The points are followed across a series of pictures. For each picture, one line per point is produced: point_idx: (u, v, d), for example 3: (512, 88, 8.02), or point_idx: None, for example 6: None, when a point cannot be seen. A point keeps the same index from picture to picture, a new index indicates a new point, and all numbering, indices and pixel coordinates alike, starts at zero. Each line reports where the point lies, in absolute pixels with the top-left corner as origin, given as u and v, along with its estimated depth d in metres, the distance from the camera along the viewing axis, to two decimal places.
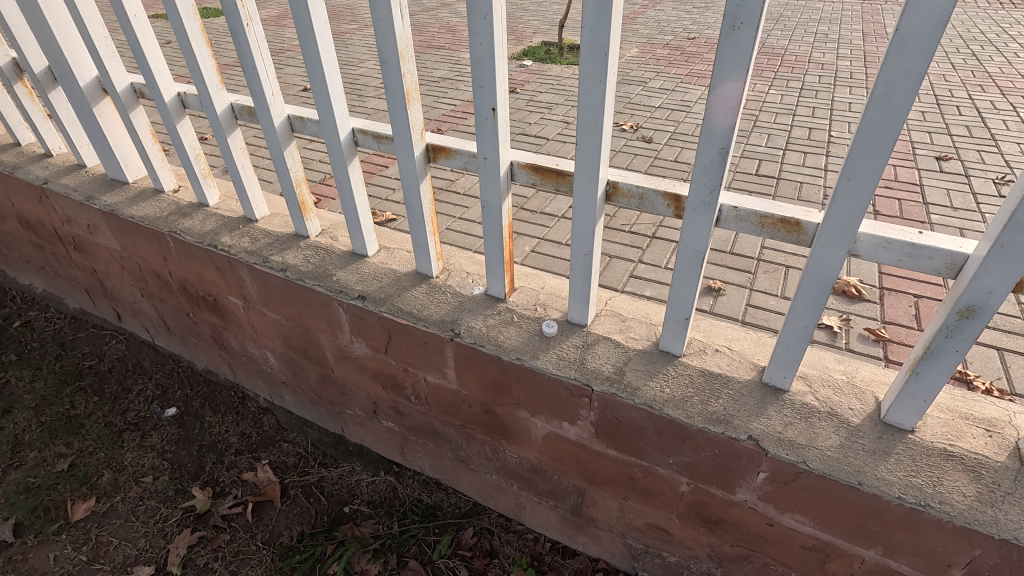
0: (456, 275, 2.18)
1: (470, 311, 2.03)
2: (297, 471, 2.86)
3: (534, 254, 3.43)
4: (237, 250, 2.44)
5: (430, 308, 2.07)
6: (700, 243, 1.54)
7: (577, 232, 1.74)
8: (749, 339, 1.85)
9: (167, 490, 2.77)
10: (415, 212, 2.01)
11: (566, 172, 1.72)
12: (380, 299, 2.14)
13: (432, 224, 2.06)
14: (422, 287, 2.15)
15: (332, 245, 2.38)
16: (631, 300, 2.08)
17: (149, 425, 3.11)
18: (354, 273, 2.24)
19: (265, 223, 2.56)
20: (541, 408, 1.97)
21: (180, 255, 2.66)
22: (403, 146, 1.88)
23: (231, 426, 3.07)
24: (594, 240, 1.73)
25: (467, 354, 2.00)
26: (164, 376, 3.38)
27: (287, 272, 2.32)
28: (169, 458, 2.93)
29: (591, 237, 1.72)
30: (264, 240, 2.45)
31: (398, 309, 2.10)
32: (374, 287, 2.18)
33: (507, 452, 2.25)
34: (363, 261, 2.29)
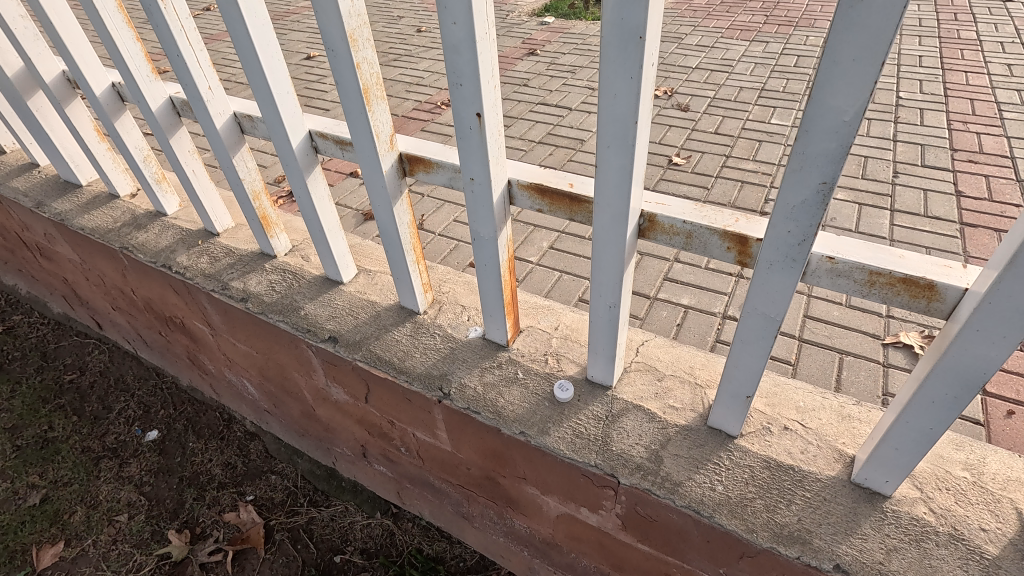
0: (448, 310, 1.76)
1: (463, 364, 1.61)
2: (283, 510, 2.55)
3: (553, 252, 2.95)
4: (193, 273, 2.06)
5: (415, 357, 1.66)
6: (776, 310, 1.07)
7: (596, 275, 1.28)
8: (829, 410, 1.40)
9: (142, 532, 2.49)
10: (392, 238, 1.58)
11: (583, 196, 1.25)
12: (354, 342, 1.74)
13: (414, 252, 1.64)
14: (405, 327, 1.73)
15: (302, 269, 1.98)
16: (669, 344, 1.63)
17: (128, 452, 2.83)
18: (326, 306, 1.85)
19: (228, 237, 2.16)
20: (553, 489, 1.54)
21: (137, 274, 2.30)
22: (367, 159, 1.43)
23: (214, 455, 2.78)
24: (624, 286, 1.26)
25: (459, 419, 1.59)
26: (146, 394, 3.10)
27: (248, 303, 1.93)
28: (147, 492, 2.65)
29: (619, 283, 1.26)
30: (225, 261, 2.07)
31: (376, 357, 1.69)
32: (348, 327, 1.78)
33: (514, 521, 1.85)
34: (337, 290, 1.89)
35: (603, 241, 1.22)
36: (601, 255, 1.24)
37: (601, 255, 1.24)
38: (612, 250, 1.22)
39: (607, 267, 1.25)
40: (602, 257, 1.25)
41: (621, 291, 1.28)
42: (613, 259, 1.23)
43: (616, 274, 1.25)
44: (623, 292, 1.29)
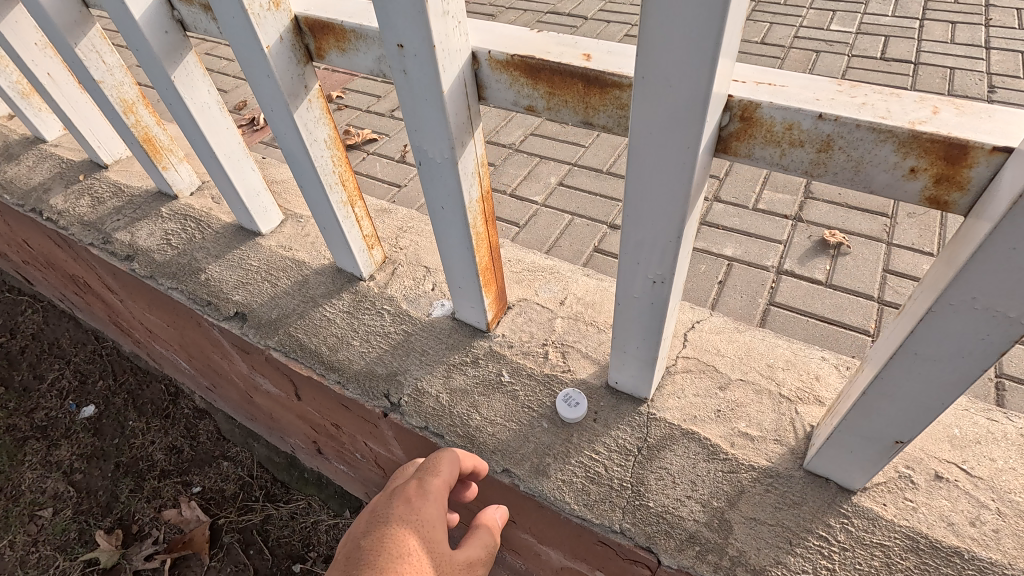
0: (406, 275, 1.22)
1: (421, 359, 1.08)
2: (234, 506, 2.12)
3: (562, 190, 2.35)
4: (68, 220, 1.51)
5: (352, 346, 1.13)
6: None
7: (631, 221, 0.71)
8: (1006, 446, 0.85)
9: (67, 532, 2.09)
10: (304, 167, 1.01)
11: (606, 76, 0.66)
12: (269, 322, 1.20)
13: (343, 187, 1.07)
14: (342, 300, 1.19)
15: (208, 215, 1.42)
16: (732, 328, 1.08)
17: (58, 432, 2.40)
18: (235, 268, 1.30)
19: (119, 172, 1.59)
20: (554, 544, 1.04)
21: (16, 221, 1.75)
22: (236, 28, 0.84)
23: (157, 437, 2.33)
24: (686, 241, 0.68)
25: (415, 441, 1.07)
26: (83, 361, 2.64)
27: (133, 262, 1.38)
28: (77, 482, 2.24)
29: (678, 234, 0.68)
30: (111, 203, 1.51)
31: (298, 344, 1.16)
32: (263, 299, 1.24)
33: (506, 556, 1.37)
34: (254, 245, 1.34)
35: (650, 156, 0.63)
36: (643, 185, 0.66)
37: (640, 184, 0.66)
38: (666, 172, 0.63)
39: (655, 207, 0.67)
40: (643, 188, 0.66)
41: (678, 249, 0.70)
42: (667, 191, 0.64)
43: (675, 218, 0.67)
44: (681, 252, 0.71)
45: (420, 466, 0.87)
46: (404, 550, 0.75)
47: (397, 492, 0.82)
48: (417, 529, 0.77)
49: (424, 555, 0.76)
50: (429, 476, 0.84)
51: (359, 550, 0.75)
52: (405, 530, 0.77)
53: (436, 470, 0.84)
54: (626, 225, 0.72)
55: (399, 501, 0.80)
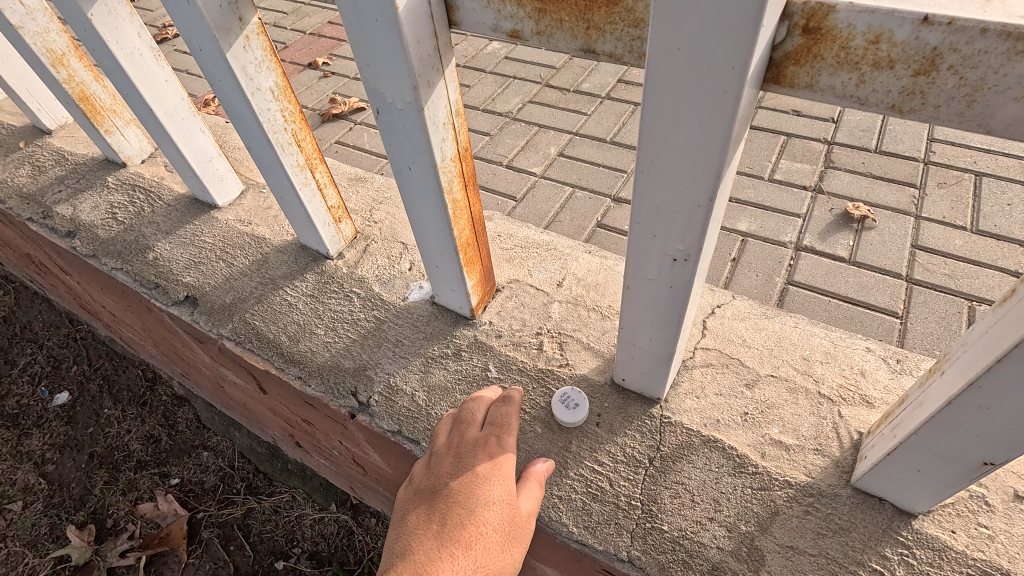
0: (380, 252, 1.06)
1: (395, 350, 0.93)
2: (214, 499, 2.00)
3: (562, 161, 2.16)
4: (5, 192, 1.34)
5: (316, 335, 0.97)
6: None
7: (648, 178, 0.54)
8: None
9: (38, 527, 1.98)
10: (246, 122, 0.84)
11: None
12: (222, 308, 1.05)
13: (298, 148, 0.90)
14: (307, 282, 1.04)
15: (159, 185, 1.25)
16: (759, 314, 0.92)
17: (29, 420, 2.27)
18: (186, 245, 1.14)
19: (65, 138, 1.42)
20: (549, 564, 0.90)
21: None
22: None
23: (134, 425, 2.20)
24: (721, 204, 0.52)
25: (388, 446, 0.92)
26: (57, 345, 2.49)
27: (75, 239, 1.22)
28: (49, 473, 2.12)
29: (710, 195, 0.51)
30: (53, 173, 1.34)
31: (255, 334, 1.00)
32: (216, 280, 1.08)
33: None
34: (210, 218, 1.18)
35: (677, 82, 0.45)
36: (666, 126, 0.48)
37: (662, 125, 0.49)
38: (698, 107, 0.46)
39: (680, 157, 0.50)
40: (667, 130, 0.49)
41: (709, 216, 0.53)
42: (699, 134, 0.47)
43: (708, 173, 0.50)
44: (713, 221, 0.54)
45: (492, 418, 0.79)
46: (485, 500, 0.72)
47: (479, 441, 0.76)
48: (498, 484, 0.72)
49: (504, 510, 0.71)
50: (509, 432, 0.77)
51: (445, 489, 0.74)
52: (483, 484, 0.72)
53: (511, 429, 0.77)
54: (641, 183, 0.55)
55: (479, 453, 0.75)
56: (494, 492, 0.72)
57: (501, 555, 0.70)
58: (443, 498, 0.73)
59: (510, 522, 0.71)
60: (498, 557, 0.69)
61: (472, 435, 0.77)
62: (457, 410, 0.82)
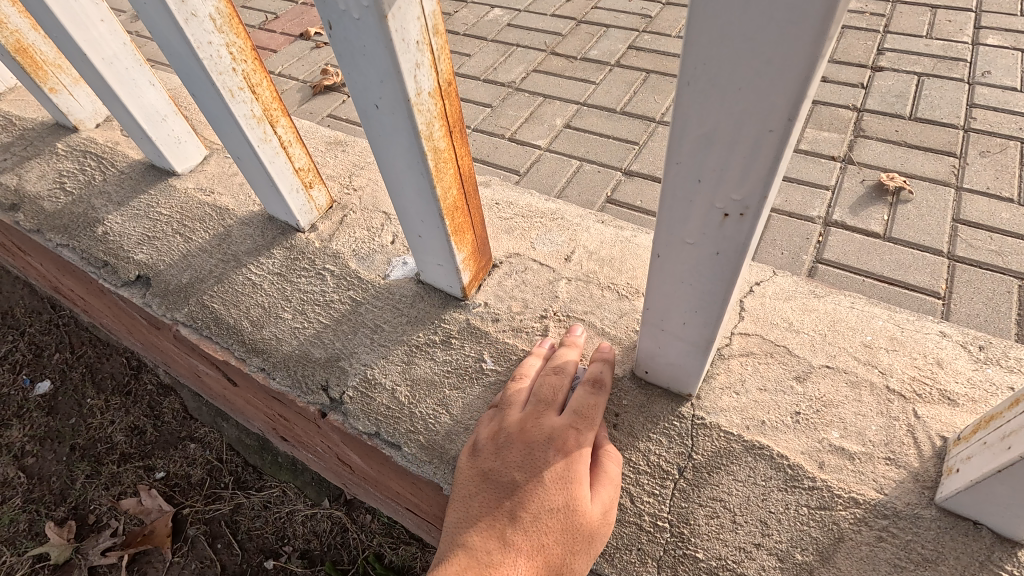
0: (358, 223, 0.91)
1: (374, 337, 0.79)
2: (201, 494, 1.89)
3: (568, 132, 2.00)
4: None
5: (283, 319, 0.83)
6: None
7: (698, 91, 0.39)
8: None
9: (17, 523, 1.88)
10: (185, 59, 0.69)
11: None
12: (177, 289, 0.91)
13: (253, 94, 0.76)
14: (273, 258, 0.89)
15: (113, 152, 1.11)
16: (806, 293, 0.77)
17: (10, 410, 2.17)
18: (139, 218, 1.00)
19: (14, 101, 1.28)
20: None
21: None
22: None
23: (117, 416, 2.09)
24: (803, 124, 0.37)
25: (367, 449, 0.78)
26: (38, 332, 2.38)
27: (19, 213, 1.08)
28: (29, 467, 2.01)
29: (789, 111, 0.36)
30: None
31: (213, 319, 0.87)
32: (172, 257, 0.94)
33: None
34: (166, 187, 1.03)
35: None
36: (730, 4, 0.33)
37: (724, 3, 0.33)
38: None
39: (747, 53, 0.35)
40: (732, 10, 0.33)
41: (785, 144, 0.38)
42: (776, 11, 0.32)
43: (791, 77, 0.34)
44: (787, 153, 0.39)
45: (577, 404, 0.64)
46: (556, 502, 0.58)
47: (557, 429, 0.62)
48: (571, 486, 0.59)
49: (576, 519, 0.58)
50: (591, 425, 0.62)
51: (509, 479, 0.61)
52: (556, 483, 0.59)
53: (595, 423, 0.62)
54: (686, 100, 0.40)
55: (552, 447, 0.61)
56: (565, 493, 0.59)
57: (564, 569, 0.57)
58: (505, 494, 0.60)
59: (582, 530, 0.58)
60: (564, 567, 0.57)
61: (548, 421, 0.63)
62: (531, 383, 0.68)
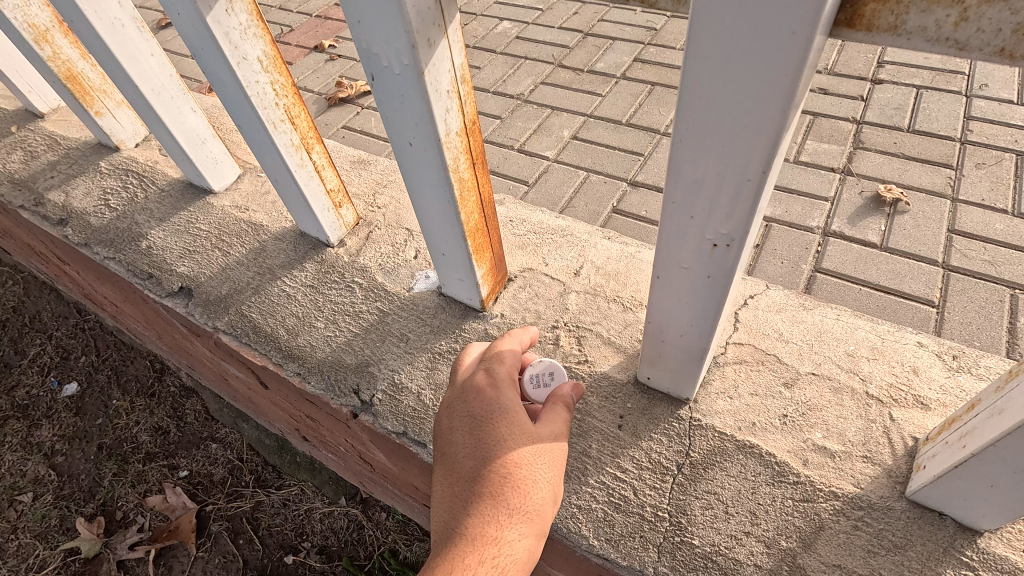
0: (383, 239, 0.99)
1: (400, 346, 0.86)
2: (223, 492, 1.97)
3: (575, 144, 2.07)
4: None
5: (315, 328, 0.91)
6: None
7: (687, 146, 0.46)
8: None
9: (49, 518, 1.97)
10: (232, 93, 0.77)
11: None
12: (217, 299, 0.99)
13: (292, 124, 0.83)
14: (306, 271, 0.97)
15: (153, 170, 1.19)
16: (796, 306, 0.84)
17: (39, 411, 2.26)
18: (180, 234, 1.08)
19: (58, 121, 1.37)
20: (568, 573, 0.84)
21: None
22: None
23: (142, 417, 2.18)
24: (776, 176, 0.44)
25: (393, 446, 0.86)
26: (65, 336, 2.48)
27: (68, 228, 1.17)
28: (58, 465, 2.10)
29: (763, 166, 0.44)
30: (45, 158, 1.29)
31: (251, 327, 0.94)
32: (211, 270, 1.02)
33: None
34: (204, 205, 1.12)
35: (729, 25, 0.37)
36: (711, 81, 0.41)
37: (708, 81, 0.41)
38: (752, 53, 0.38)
39: (727, 119, 0.42)
40: (716, 86, 0.41)
41: (761, 191, 0.46)
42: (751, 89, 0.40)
43: (764, 138, 0.42)
44: (764, 196, 0.47)
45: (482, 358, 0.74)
46: (495, 438, 0.65)
47: (471, 383, 0.70)
48: (506, 418, 0.66)
49: (521, 440, 0.65)
50: (499, 362, 0.72)
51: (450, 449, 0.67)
52: (489, 424, 0.66)
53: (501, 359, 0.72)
54: (678, 153, 0.47)
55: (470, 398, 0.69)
56: (501, 427, 0.66)
57: (532, 490, 0.62)
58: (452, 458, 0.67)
59: (532, 444, 0.65)
60: (532, 488, 0.62)
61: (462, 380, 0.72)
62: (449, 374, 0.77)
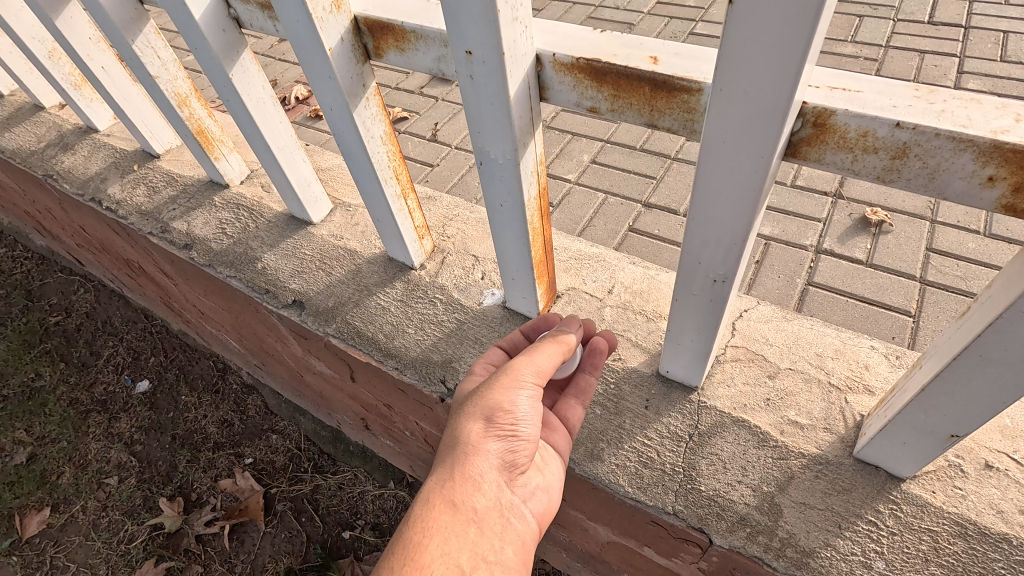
0: (455, 263, 1.26)
1: (475, 347, 1.13)
2: (285, 476, 2.24)
3: (595, 168, 2.33)
4: (126, 209, 1.57)
5: (408, 333, 1.17)
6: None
7: (696, 222, 0.73)
8: None
9: (134, 499, 2.24)
10: (359, 160, 1.04)
11: (677, 81, 0.66)
12: (325, 310, 1.26)
13: (397, 180, 1.10)
14: (395, 288, 1.24)
15: (260, 204, 1.47)
16: (780, 316, 1.09)
17: (117, 406, 2.54)
18: (289, 257, 1.35)
19: (171, 160, 1.65)
20: (606, 521, 1.10)
21: (74, 210, 1.84)
22: (298, 29, 0.86)
23: (209, 411, 2.45)
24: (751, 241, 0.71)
25: None
26: (135, 339, 2.76)
27: (193, 251, 1.44)
28: (138, 453, 2.38)
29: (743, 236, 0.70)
30: (166, 193, 1.57)
31: (355, 332, 1.21)
32: (318, 287, 1.29)
33: (549, 528, 1.44)
34: (305, 233, 1.39)
35: (721, 158, 0.64)
36: (712, 188, 0.67)
37: (709, 188, 0.67)
38: (735, 177, 0.65)
39: (721, 209, 0.69)
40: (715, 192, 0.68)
41: (742, 249, 0.72)
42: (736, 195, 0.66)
43: (743, 221, 0.68)
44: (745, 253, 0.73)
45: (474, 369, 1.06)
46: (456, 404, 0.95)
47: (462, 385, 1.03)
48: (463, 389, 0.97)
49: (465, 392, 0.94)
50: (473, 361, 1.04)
51: None
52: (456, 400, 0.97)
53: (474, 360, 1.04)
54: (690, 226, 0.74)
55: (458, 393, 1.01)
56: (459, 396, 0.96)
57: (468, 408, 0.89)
58: None
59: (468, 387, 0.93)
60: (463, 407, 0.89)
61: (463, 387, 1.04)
62: None
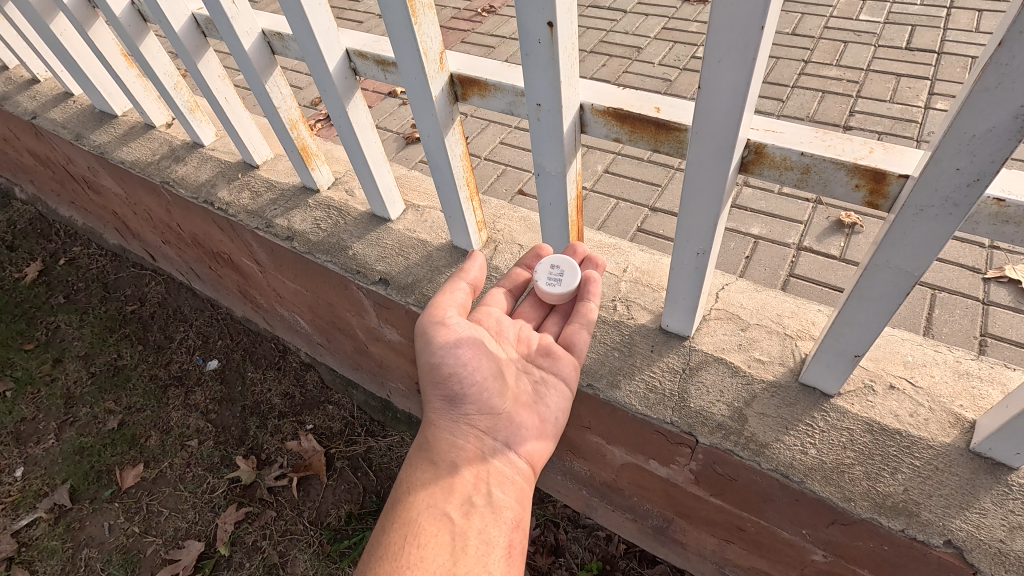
0: (505, 250, 1.63)
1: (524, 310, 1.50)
2: (342, 439, 2.62)
3: (608, 177, 2.71)
4: (236, 209, 1.96)
5: None
6: (968, 195, 0.77)
7: (683, 216, 1.10)
8: (942, 367, 1.23)
9: (213, 457, 2.63)
10: (443, 171, 1.42)
11: (673, 123, 1.05)
12: (406, 286, 1.64)
13: (468, 187, 1.48)
14: (460, 268, 1.62)
15: (346, 205, 1.86)
16: (753, 288, 1.46)
17: (192, 380, 2.93)
18: (374, 246, 1.74)
19: (268, 170, 2.05)
20: (621, 441, 1.47)
21: (181, 210, 2.24)
22: (413, 81, 1.24)
23: (273, 385, 2.84)
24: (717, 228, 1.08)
25: None
26: (203, 324, 3.16)
27: (294, 242, 1.83)
28: (213, 419, 2.77)
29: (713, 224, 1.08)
30: (267, 196, 1.96)
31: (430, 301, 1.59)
32: (399, 268, 1.67)
33: (574, 463, 1.81)
34: (385, 227, 1.77)
35: (696, 175, 1.02)
36: (692, 193, 1.05)
37: (690, 193, 1.05)
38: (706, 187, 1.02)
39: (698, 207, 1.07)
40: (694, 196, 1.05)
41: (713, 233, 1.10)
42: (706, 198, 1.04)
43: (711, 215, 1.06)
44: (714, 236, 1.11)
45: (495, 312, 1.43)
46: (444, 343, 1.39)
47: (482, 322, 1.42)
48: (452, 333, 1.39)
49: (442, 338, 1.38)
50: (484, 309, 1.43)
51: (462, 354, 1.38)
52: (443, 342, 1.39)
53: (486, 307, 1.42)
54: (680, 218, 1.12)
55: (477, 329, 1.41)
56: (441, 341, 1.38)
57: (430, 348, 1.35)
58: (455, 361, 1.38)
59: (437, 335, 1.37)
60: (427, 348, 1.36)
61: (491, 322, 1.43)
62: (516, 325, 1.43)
